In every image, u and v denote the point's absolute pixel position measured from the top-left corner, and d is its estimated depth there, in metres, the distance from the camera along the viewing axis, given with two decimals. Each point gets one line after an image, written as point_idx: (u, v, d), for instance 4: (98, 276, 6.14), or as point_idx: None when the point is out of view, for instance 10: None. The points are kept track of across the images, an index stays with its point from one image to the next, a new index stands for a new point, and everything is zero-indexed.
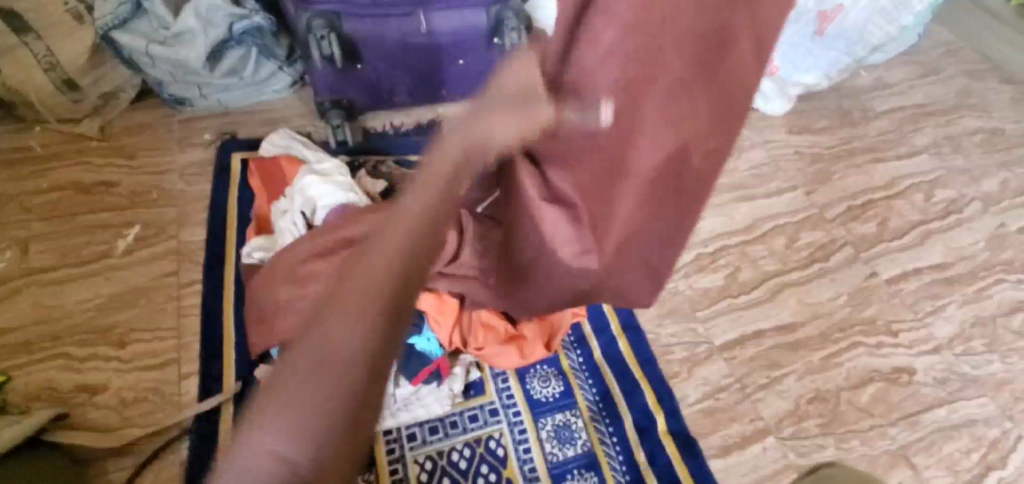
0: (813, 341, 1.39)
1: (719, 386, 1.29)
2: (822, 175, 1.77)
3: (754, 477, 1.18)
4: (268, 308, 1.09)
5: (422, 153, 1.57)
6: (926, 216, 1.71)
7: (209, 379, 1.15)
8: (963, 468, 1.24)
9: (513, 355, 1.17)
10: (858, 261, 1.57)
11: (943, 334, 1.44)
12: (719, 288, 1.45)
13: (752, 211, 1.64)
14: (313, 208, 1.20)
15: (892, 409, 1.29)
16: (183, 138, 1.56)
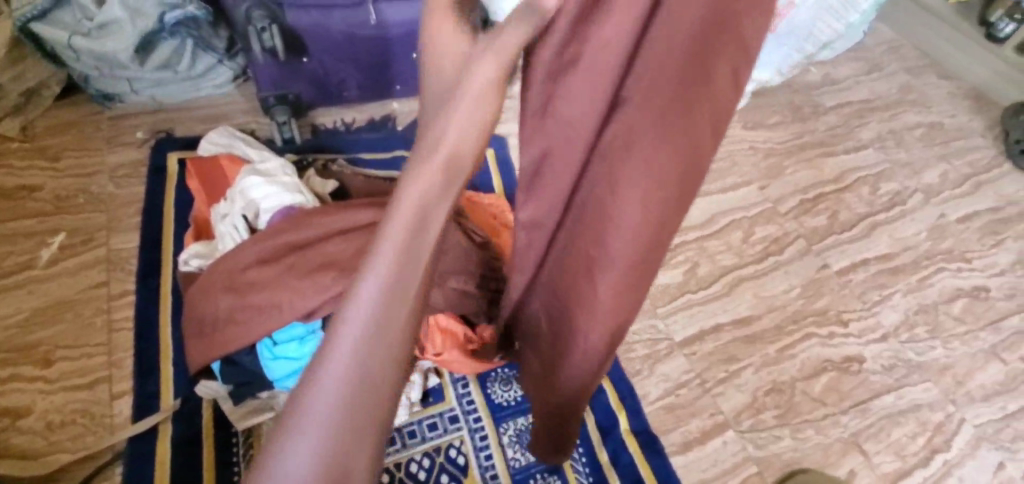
0: (769, 333, 1.41)
1: (679, 382, 1.29)
2: (775, 169, 1.81)
3: (715, 471, 1.19)
4: (208, 320, 1.01)
5: (374, 152, 1.53)
6: (873, 208, 1.77)
7: (146, 398, 1.07)
8: (911, 452, 1.28)
9: (471, 361, 1.13)
10: (810, 253, 1.61)
11: (890, 322, 1.50)
12: (678, 284, 1.46)
13: (710, 205, 1.66)
14: (256, 211, 1.13)
15: (844, 398, 1.33)
16: (114, 138, 1.46)
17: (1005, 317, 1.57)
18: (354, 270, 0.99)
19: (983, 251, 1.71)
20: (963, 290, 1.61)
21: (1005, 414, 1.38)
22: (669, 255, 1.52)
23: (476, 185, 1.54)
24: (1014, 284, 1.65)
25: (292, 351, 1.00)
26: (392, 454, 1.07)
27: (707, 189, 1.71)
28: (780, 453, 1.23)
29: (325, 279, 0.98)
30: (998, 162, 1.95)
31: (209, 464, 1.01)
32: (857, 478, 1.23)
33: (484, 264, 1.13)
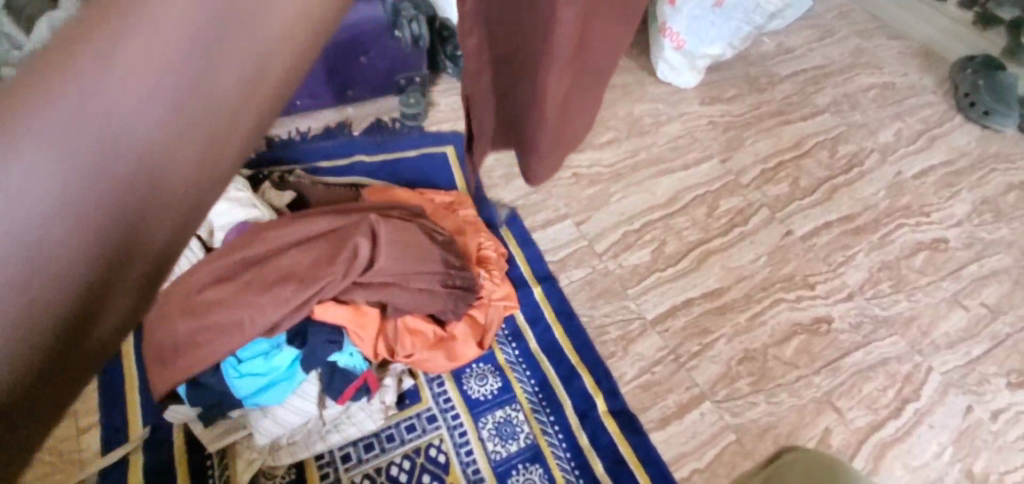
0: (739, 303, 1.44)
1: (654, 359, 1.31)
2: (735, 141, 1.84)
3: (694, 444, 1.20)
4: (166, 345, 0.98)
5: (332, 160, 1.51)
6: (832, 171, 1.80)
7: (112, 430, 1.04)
8: (882, 405, 1.31)
9: (442, 359, 1.14)
10: (774, 221, 1.64)
11: (856, 280, 1.53)
12: (647, 264, 1.48)
13: (674, 183, 1.68)
14: (210, 228, 1.14)
15: (815, 359, 1.36)
16: None
17: (964, 265, 1.62)
18: (315, 280, 0.99)
19: (940, 203, 1.76)
20: (923, 243, 1.65)
21: (970, 359, 1.42)
22: (635, 235, 1.53)
23: (438, 184, 1.52)
24: (972, 233, 1.69)
25: (259, 367, 0.99)
26: (372, 460, 1.06)
27: (669, 167, 1.72)
28: (757, 419, 1.25)
29: (285, 291, 0.98)
30: (950, 115, 1.99)
31: None
32: (833, 435, 1.25)
33: (449, 261, 1.14)
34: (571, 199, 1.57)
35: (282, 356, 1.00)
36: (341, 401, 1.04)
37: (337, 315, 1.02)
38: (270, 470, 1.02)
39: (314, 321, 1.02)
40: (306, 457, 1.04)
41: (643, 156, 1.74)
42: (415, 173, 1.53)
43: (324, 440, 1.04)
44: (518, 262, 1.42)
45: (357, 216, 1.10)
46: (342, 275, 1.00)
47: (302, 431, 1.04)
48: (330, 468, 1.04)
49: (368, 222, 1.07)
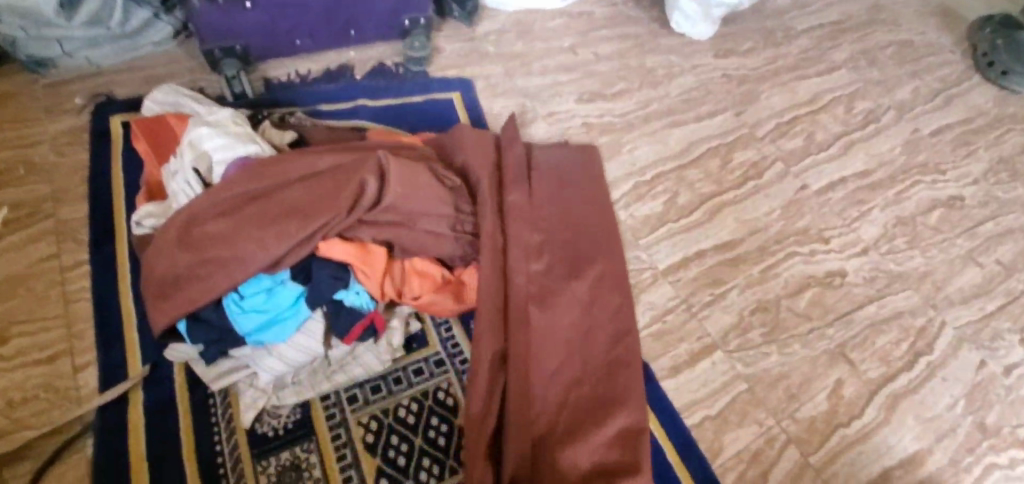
0: (752, 255, 1.40)
1: (666, 309, 1.28)
2: (750, 95, 1.78)
3: (705, 392, 1.18)
4: (166, 279, 0.95)
5: (334, 102, 1.44)
6: (849, 127, 1.75)
7: (112, 367, 1.01)
8: (895, 357, 1.28)
9: (451, 302, 1.09)
10: (789, 175, 1.59)
11: (870, 236, 1.50)
12: (659, 215, 1.44)
13: (686, 134, 1.63)
14: (209, 165, 1.06)
15: (828, 311, 1.33)
16: (51, 106, 1.36)
17: (980, 223, 1.57)
18: (318, 217, 0.95)
19: (957, 161, 1.71)
20: (940, 201, 1.60)
21: (985, 315, 1.38)
22: (647, 186, 1.49)
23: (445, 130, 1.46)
24: (989, 191, 1.64)
25: (262, 303, 0.95)
26: (379, 401, 1.03)
27: (682, 119, 1.67)
28: (768, 369, 1.22)
29: (288, 226, 0.95)
30: (969, 74, 1.94)
31: (186, 427, 0.97)
32: (846, 386, 1.23)
33: (459, 205, 1.09)
34: None
35: (286, 293, 0.96)
36: (348, 341, 1.01)
37: (341, 252, 0.97)
38: (274, 409, 1.00)
39: (318, 258, 0.98)
40: (311, 398, 1.01)
41: (655, 107, 1.68)
42: (421, 119, 1.46)
43: (330, 381, 1.02)
44: None
45: (364, 154, 1.06)
46: (346, 212, 0.97)
47: (306, 371, 1.02)
48: (336, 409, 1.01)
49: (377, 159, 1.02)
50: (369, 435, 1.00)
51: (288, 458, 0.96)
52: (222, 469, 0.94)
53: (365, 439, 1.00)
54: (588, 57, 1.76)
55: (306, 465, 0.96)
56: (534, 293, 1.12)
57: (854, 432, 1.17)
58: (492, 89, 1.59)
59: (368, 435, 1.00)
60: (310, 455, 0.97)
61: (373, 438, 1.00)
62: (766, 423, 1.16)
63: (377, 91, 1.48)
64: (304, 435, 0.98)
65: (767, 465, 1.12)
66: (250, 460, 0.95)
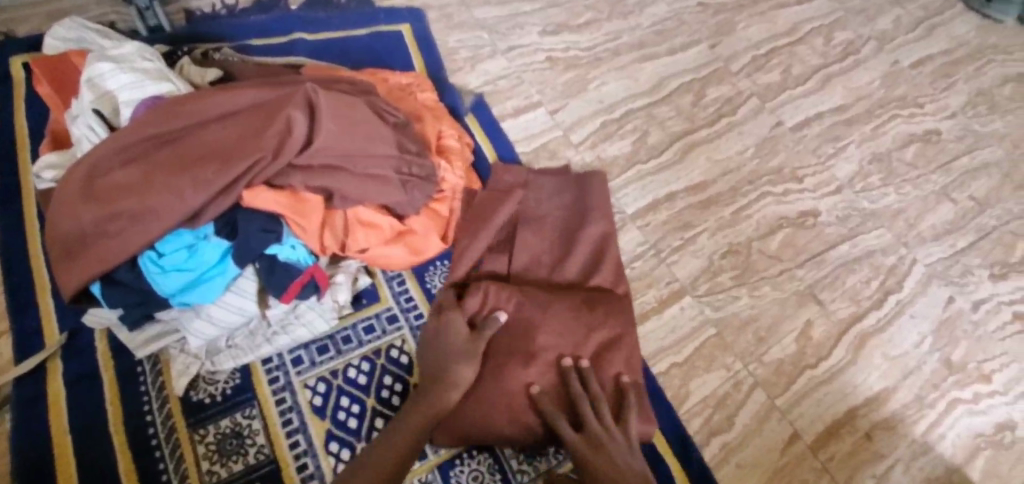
0: (724, 196, 1.34)
1: (634, 255, 1.22)
2: (726, 26, 1.66)
3: (673, 338, 1.14)
4: (72, 237, 0.84)
5: (266, 37, 1.29)
6: (827, 59, 1.66)
7: (27, 336, 0.92)
8: (865, 296, 1.26)
9: (401, 253, 1.01)
10: (764, 111, 1.51)
11: (845, 174, 1.44)
12: (628, 155, 1.36)
13: (657, 68, 1.52)
14: (114, 107, 0.94)
15: (800, 252, 1.29)
16: None
17: (955, 158, 1.52)
18: (239, 161, 0.85)
19: (935, 94, 1.63)
20: (916, 135, 1.54)
21: (955, 251, 1.35)
22: (615, 126, 1.39)
23: (393, 66, 1.33)
24: (966, 125, 1.58)
25: (183, 261, 0.85)
26: (326, 363, 0.97)
27: (654, 53, 1.55)
28: (738, 312, 1.19)
29: (205, 173, 0.84)
30: (952, 3, 1.85)
31: (113, 397, 0.89)
32: (814, 327, 1.20)
33: (403, 144, 0.99)
34: (544, 86, 1.41)
35: (210, 249, 0.86)
36: (286, 300, 0.92)
37: (270, 202, 0.88)
38: (211, 375, 0.92)
39: (244, 209, 0.88)
40: (251, 361, 0.94)
41: (625, 40, 1.56)
42: (366, 53, 1.33)
43: (271, 344, 0.94)
44: (484, 151, 1.27)
45: (291, 87, 0.94)
46: (271, 157, 0.87)
47: (243, 333, 0.94)
48: (280, 373, 0.94)
49: (304, 92, 0.91)
50: (317, 399, 0.94)
51: (228, 425, 0.90)
52: (155, 441, 0.87)
53: (313, 403, 0.94)
54: None
55: (248, 432, 0.90)
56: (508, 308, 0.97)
57: (822, 373, 1.15)
58: (446, 20, 1.44)
59: (316, 399, 0.94)
60: (252, 421, 0.90)
61: (321, 401, 0.94)
62: (733, 368, 1.13)
63: (315, 22, 1.33)
64: (246, 401, 0.92)
65: (734, 408, 1.10)
66: (186, 429, 0.88)
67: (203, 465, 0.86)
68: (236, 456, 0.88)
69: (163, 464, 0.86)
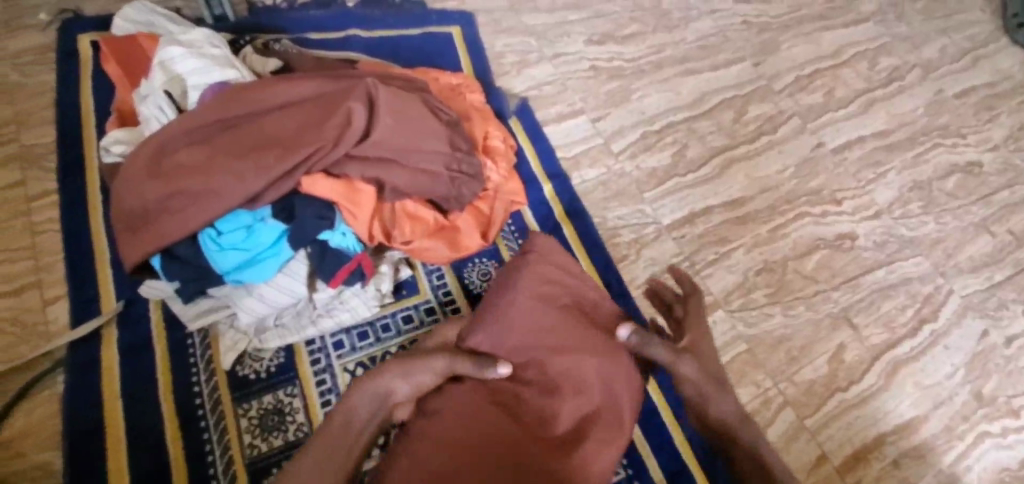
0: (761, 214, 1.34)
1: (669, 265, 1.23)
2: (771, 45, 1.66)
3: None
4: (136, 212, 0.88)
5: (323, 31, 1.33)
6: (871, 84, 1.65)
7: (84, 303, 0.95)
8: (899, 324, 1.24)
9: (443, 248, 1.04)
10: (805, 132, 1.51)
11: (884, 199, 1.43)
12: (667, 168, 1.36)
13: (700, 83, 1.53)
14: (182, 90, 0.98)
15: (835, 274, 1.28)
16: (11, 19, 1.22)
17: (996, 191, 1.50)
18: (301, 148, 0.88)
19: (978, 126, 1.62)
20: (958, 166, 1.53)
21: (992, 284, 1.34)
22: (655, 137, 1.41)
23: (442, 66, 1.36)
24: (1007, 158, 1.56)
25: (241, 241, 0.88)
26: (366, 349, 0.99)
27: (696, 67, 1.56)
28: (771, 330, 1.19)
29: (267, 158, 0.87)
30: (998, 35, 1.83)
31: (164, 367, 0.92)
32: (847, 351, 1.19)
33: (454, 142, 1.02)
34: (587, 94, 1.43)
35: (266, 231, 0.90)
36: (333, 285, 0.95)
37: (327, 188, 0.91)
38: (256, 352, 0.95)
39: (302, 195, 0.91)
40: (295, 342, 0.97)
41: (669, 53, 1.57)
42: (415, 53, 1.36)
43: (315, 326, 0.97)
44: (526, 154, 1.30)
45: (351, 81, 0.97)
46: (331, 145, 0.90)
47: (290, 314, 0.97)
48: (321, 355, 0.97)
49: (364, 86, 0.94)
50: None
51: (270, 402, 0.92)
52: (201, 411, 0.90)
53: None
54: None
55: (289, 409, 0.92)
56: (542, 309, 0.77)
57: (852, 397, 1.14)
58: (495, 25, 1.47)
59: None
60: (293, 399, 0.93)
61: None
62: (763, 385, 1.13)
63: (370, 20, 1.37)
64: (289, 380, 0.95)
65: (762, 426, 1.09)
66: (230, 402, 0.91)
67: (245, 438, 0.89)
68: (277, 433, 0.90)
69: (207, 434, 0.89)
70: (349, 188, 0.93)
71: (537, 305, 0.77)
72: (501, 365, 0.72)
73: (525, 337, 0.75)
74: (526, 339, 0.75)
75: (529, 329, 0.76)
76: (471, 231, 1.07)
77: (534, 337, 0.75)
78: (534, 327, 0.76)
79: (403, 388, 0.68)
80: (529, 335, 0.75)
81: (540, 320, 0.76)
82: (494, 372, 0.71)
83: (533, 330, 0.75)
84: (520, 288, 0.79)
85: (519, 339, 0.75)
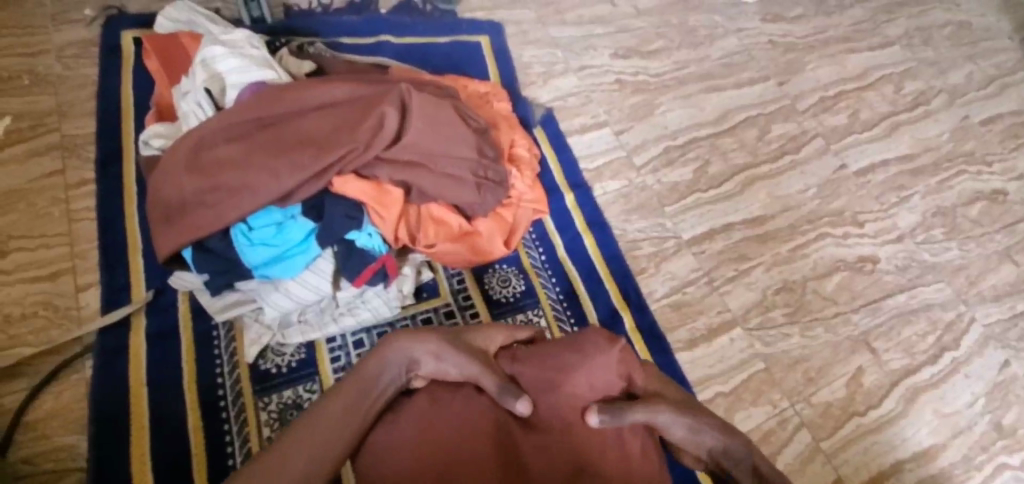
0: (782, 233, 1.34)
1: (687, 280, 1.23)
2: (795, 65, 1.67)
3: (721, 367, 1.14)
4: (172, 203, 0.90)
5: (355, 36, 1.36)
6: (895, 107, 1.64)
7: (115, 290, 0.98)
8: (920, 350, 1.23)
9: (465, 252, 1.05)
10: (829, 153, 1.51)
11: (907, 223, 1.42)
12: (688, 183, 1.37)
13: (724, 100, 1.54)
14: (221, 88, 1.01)
15: (855, 297, 1.28)
16: (58, 14, 1.26)
17: (1022, 220, 1.48)
18: (335, 149, 0.90)
19: (1004, 154, 1.60)
20: (982, 193, 1.51)
21: (1015, 314, 1.32)
22: (678, 152, 1.41)
23: (469, 73, 1.38)
24: None
25: (271, 237, 0.91)
26: None
27: (720, 84, 1.57)
28: (789, 350, 1.18)
29: (302, 157, 0.90)
30: None
31: (189, 357, 0.94)
32: (866, 375, 1.18)
33: (482, 149, 1.04)
34: (611, 107, 1.44)
35: (296, 229, 0.92)
36: (357, 284, 0.97)
37: (357, 189, 0.93)
38: (279, 347, 0.97)
39: (332, 194, 0.93)
40: (317, 339, 0.98)
41: (694, 69, 1.58)
42: (445, 60, 1.39)
43: (337, 323, 0.99)
44: (550, 164, 1.31)
45: (385, 85, 0.99)
46: (363, 147, 0.92)
47: (314, 311, 0.99)
48: (342, 352, 0.99)
49: (398, 91, 0.96)
50: None
51: (290, 397, 0.94)
52: (223, 402, 0.92)
53: None
54: (627, 10, 1.64)
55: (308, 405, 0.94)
56: (590, 383, 0.66)
57: (870, 421, 1.13)
58: (523, 36, 1.49)
59: None
60: (312, 395, 0.95)
61: None
62: (779, 405, 1.12)
63: (401, 27, 1.40)
64: (309, 375, 0.96)
65: (778, 445, 1.08)
66: (251, 395, 0.93)
67: (264, 431, 0.91)
68: None
69: (228, 425, 0.90)
70: (377, 190, 0.95)
71: (591, 373, 0.66)
72: (522, 406, 0.63)
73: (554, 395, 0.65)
74: (557, 397, 0.65)
75: (572, 392, 0.65)
76: (495, 237, 1.08)
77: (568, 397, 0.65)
78: (573, 390, 0.66)
79: (427, 365, 0.65)
80: (565, 396, 0.65)
81: (583, 383, 0.66)
82: (511, 408, 0.63)
83: (572, 393, 0.66)
84: (582, 351, 0.67)
85: (551, 394, 0.65)
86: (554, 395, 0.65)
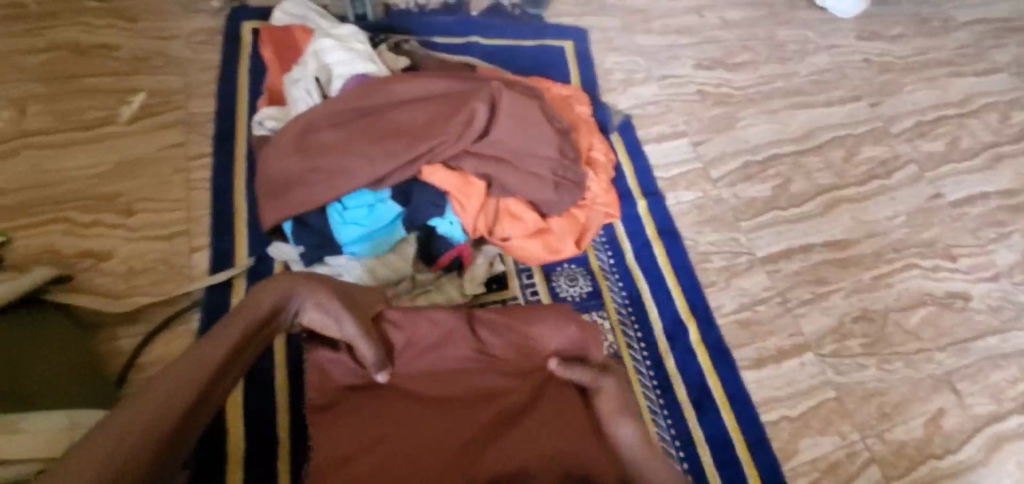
0: (865, 260, 1.28)
1: (758, 298, 1.20)
2: (891, 86, 1.59)
3: (789, 391, 1.11)
4: (278, 180, 0.99)
5: (448, 37, 1.42)
6: (1001, 137, 1.53)
7: (221, 254, 1.08)
8: (1010, 398, 1.14)
9: (538, 249, 1.08)
10: (922, 180, 1.42)
11: (1006, 262, 1.32)
12: (766, 200, 1.34)
13: (810, 118, 1.49)
14: (328, 78, 1.09)
15: (942, 334, 1.20)
16: (189, 4, 1.40)
17: None
18: (427, 140, 0.96)
19: None
20: None
21: None
22: (758, 168, 1.38)
23: (552, 77, 1.41)
24: None
25: (362, 217, 0.97)
26: None
27: (808, 101, 1.52)
28: (863, 381, 1.13)
29: (397, 146, 0.96)
30: None
31: None
32: (947, 417, 1.11)
33: (563, 150, 1.07)
34: (691, 118, 1.43)
35: (385, 211, 0.98)
36: (435, 268, 1.04)
37: (443, 179, 0.98)
38: None
39: (420, 182, 0.99)
40: None
41: (780, 85, 1.54)
42: (530, 63, 1.42)
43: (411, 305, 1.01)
44: (624, 170, 1.32)
45: (475, 83, 1.04)
46: (453, 140, 0.97)
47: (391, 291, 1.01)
48: None
49: (488, 89, 1.01)
50: None
51: None
52: None
53: None
54: (714, 22, 1.63)
55: None
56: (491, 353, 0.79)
57: (949, 466, 1.06)
58: (608, 43, 1.51)
59: None
60: None
61: None
62: (849, 437, 1.08)
63: (491, 29, 1.45)
64: None
65: (844, 478, 1.04)
66: None
67: None
68: None
69: None
70: (461, 182, 0.99)
71: (498, 346, 0.80)
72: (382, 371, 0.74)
73: (453, 362, 0.78)
74: (458, 365, 0.77)
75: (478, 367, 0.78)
76: (568, 237, 1.09)
77: (471, 369, 0.77)
78: (476, 362, 0.78)
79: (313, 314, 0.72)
80: (463, 364, 0.77)
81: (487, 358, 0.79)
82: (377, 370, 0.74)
83: (470, 361, 0.78)
84: (497, 331, 0.81)
85: (453, 360, 0.78)
86: (456, 366, 0.77)
